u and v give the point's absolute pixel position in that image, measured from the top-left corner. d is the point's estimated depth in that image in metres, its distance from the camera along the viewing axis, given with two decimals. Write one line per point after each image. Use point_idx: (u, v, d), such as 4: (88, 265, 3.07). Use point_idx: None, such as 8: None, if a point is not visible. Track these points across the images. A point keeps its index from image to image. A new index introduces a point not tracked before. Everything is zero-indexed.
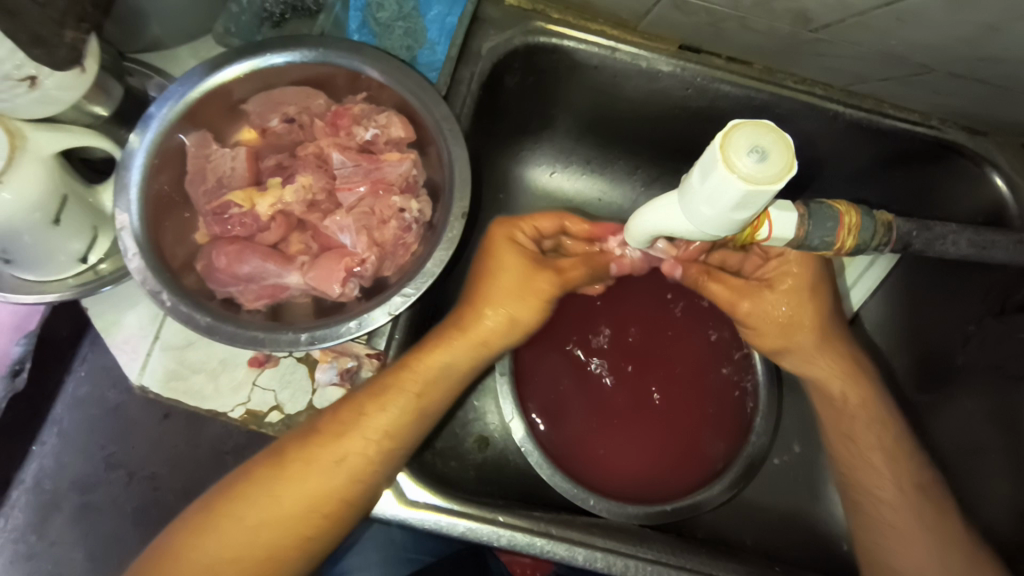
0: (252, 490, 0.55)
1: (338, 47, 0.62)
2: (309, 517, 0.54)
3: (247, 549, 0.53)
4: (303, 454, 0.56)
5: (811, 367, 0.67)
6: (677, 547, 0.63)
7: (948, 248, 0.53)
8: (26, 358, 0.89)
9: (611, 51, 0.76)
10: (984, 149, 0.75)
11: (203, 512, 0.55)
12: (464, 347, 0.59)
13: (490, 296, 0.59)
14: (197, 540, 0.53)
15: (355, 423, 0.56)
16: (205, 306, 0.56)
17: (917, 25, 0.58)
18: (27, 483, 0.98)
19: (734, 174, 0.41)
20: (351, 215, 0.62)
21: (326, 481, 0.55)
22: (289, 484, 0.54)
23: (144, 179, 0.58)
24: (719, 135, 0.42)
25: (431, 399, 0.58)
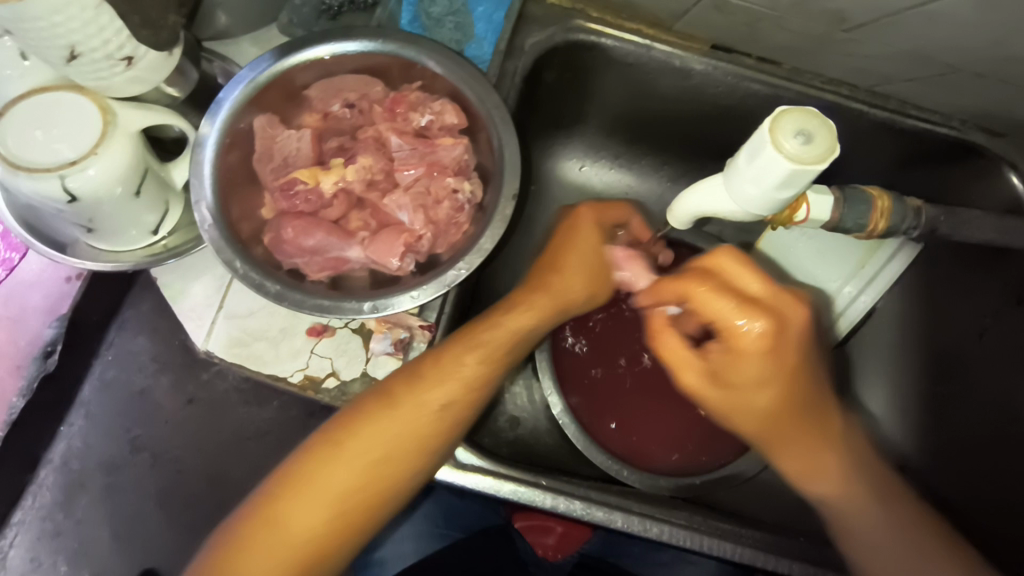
0: (361, 427, 0.58)
1: (398, 38, 0.66)
2: (410, 451, 0.58)
3: (373, 471, 0.58)
4: (400, 395, 0.59)
5: (813, 456, 0.58)
6: (705, 516, 0.68)
7: (973, 233, 0.56)
8: (57, 340, 0.94)
9: (647, 49, 0.80)
10: (1002, 149, 0.79)
11: (325, 441, 0.58)
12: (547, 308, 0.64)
13: (565, 265, 0.66)
14: (312, 471, 0.57)
15: (450, 369, 0.59)
16: (273, 275, 0.60)
17: (945, 25, 0.62)
18: (54, 462, 0.98)
19: (780, 155, 0.45)
20: (409, 195, 0.67)
21: (435, 414, 0.59)
22: (404, 414, 0.58)
23: (217, 157, 0.62)
24: (768, 119, 0.46)
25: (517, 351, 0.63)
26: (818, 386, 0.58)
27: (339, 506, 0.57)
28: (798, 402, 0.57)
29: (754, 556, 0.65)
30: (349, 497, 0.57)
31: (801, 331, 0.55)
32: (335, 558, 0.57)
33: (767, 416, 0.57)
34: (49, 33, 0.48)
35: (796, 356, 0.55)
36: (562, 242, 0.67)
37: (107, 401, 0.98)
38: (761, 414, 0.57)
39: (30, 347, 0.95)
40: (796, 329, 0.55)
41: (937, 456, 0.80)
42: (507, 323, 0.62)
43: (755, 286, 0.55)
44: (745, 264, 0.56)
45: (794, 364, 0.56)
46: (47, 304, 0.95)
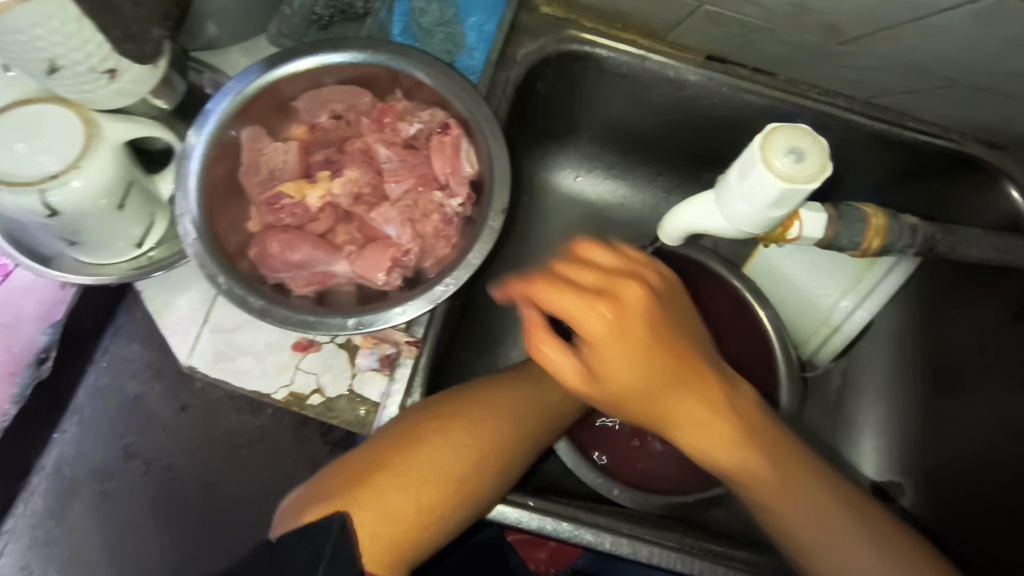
0: (474, 414, 0.54)
1: (387, 49, 0.66)
2: (520, 447, 0.55)
3: (502, 452, 0.54)
4: (502, 389, 0.57)
5: (680, 410, 0.55)
6: (697, 539, 0.66)
7: (970, 252, 0.55)
8: (51, 347, 0.90)
9: (641, 60, 0.79)
10: (1003, 164, 0.78)
11: (449, 413, 0.53)
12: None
13: None
14: (424, 448, 0.50)
15: (549, 388, 0.59)
16: (257, 290, 0.59)
17: (942, 38, 0.61)
18: (47, 469, 0.97)
19: (770, 173, 0.44)
20: (396, 208, 0.66)
21: (564, 393, 0.61)
22: (536, 392, 0.58)
23: (203, 169, 0.61)
24: (759, 136, 0.45)
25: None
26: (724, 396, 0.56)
27: (464, 486, 0.51)
28: (672, 375, 0.54)
29: None
30: (457, 482, 0.51)
31: (649, 307, 0.54)
32: (427, 539, 0.50)
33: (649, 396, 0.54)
34: (29, 46, 0.47)
35: (657, 335, 0.54)
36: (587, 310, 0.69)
37: (101, 408, 0.97)
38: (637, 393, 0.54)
39: (21, 354, 0.89)
40: (649, 310, 0.54)
41: (935, 473, 0.78)
42: None
43: (599, 281, 0.54)
44: (620, 287, 0.54)
45: (661, 320, 0.55)
46: (41, 310, 0.89)
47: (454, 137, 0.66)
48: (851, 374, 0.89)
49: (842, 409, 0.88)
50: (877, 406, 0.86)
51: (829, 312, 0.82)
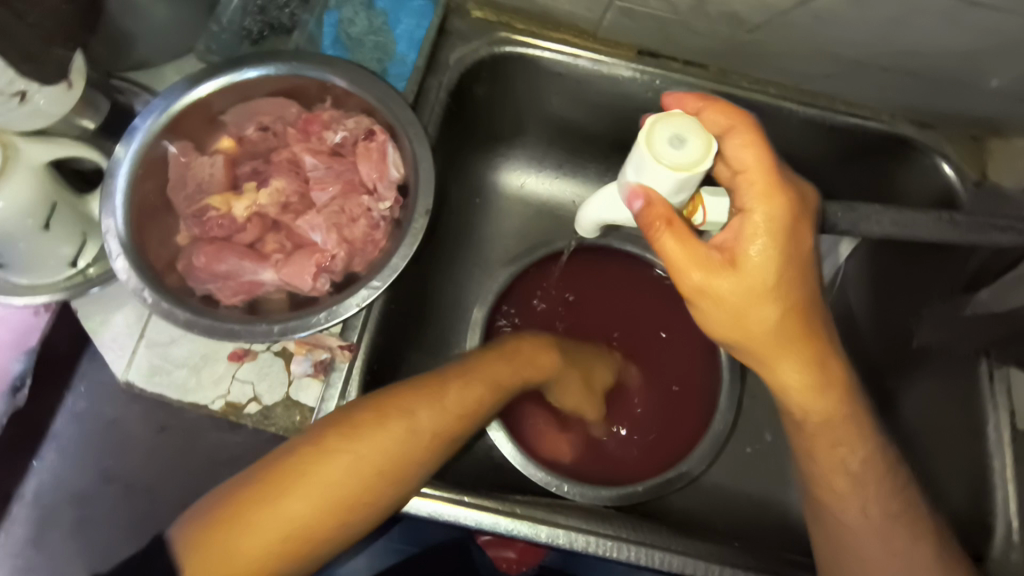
0: (356, 428, 0.54)
1: (309, 59, 0.67)
2: (406, 465, 0.55)
3: (384, 457, 0.54)
4: (400, 406, 0.56)
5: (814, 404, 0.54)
6: (637, 527, 0.67)
7: (873, 227, 0.56)
8: (26, 374, 0.84)
9: (573, 58, 0.79)
10: (933, 141, 0.80)
11: (330, 426, 0.55)
12: (546, 361, 0.69)
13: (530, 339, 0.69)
14: (299, 465, 0.52)
15: (446, 386, 0.58)
16: (185, 303, 0.60)
17: (831, 22, 0.65)
18: (27, 497, 0.97)
19: (661, 164, 0.46)
20: (322, 215, 0.67)
21: (465, 391, 0.59)
22: (427, 394, 0.57)
23: (128, 186, 0.62)
24: (642, 131, 0.46)
25: (520, 376, 0.65)
26: (833, 351, 0.53)
27: (338, 499, 0.52)
28: (798, 319, 0.51)
29: (684, 564, 0.64)
30: (330, 495, 0.52)
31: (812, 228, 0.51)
32: (307, 557, 0.51)
33: (748, 317, 0.49)
34: None
35: (798, 255, 0.50)
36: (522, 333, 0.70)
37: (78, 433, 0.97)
38: (737, 306, 0.49)
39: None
40: (802, 221, 0.50)
41: None
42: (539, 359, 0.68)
43: (750, 201, 0.50)
44: (778, 197, 0.49)
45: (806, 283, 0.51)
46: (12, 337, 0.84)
47: (380, 142, 0.67)
48: None
49: None
50: None
51: None
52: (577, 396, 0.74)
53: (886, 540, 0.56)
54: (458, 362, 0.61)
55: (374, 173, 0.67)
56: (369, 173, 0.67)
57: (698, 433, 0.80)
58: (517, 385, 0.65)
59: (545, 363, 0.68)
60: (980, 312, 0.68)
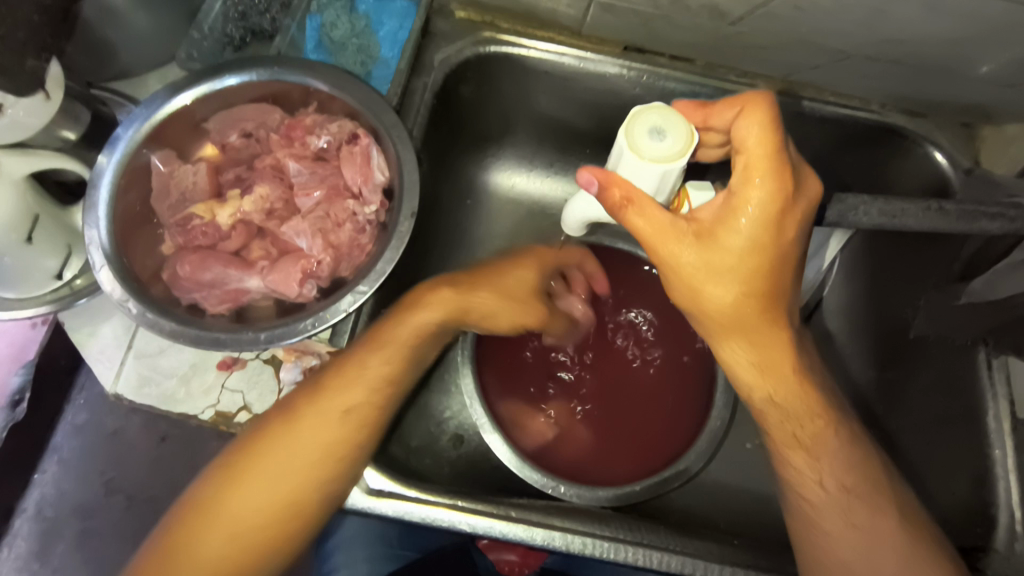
0: (259, 453, 0.57)
1: (290, 64, 0.66)
2: (320, 468, 0.57)
3: (290, 471, 0.57)
4: (308, 410, 0.58)
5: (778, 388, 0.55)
6: (635, 526, 0.66)
7: (861, 218, 0.56)
8: (25, 388, 0.87)
9: (559, 56, 0.79)
10: (924, 129, 0.79)
11: (237, 455, 0.58)
12: (452, 304, 0.62)
13: (478, 279, 0.64)
14: (215, 501, 0.56)
15: (357, 377, 0.59)
16: (171, 313, 0.59)
17: (814, 11, 0.64)
18: (29, 511, 0.97)
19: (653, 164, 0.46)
20: (307, 220, 0.66)
21: (365, 376, 0.59)
22: (324, 396, 0.59)
23: (111, 197, 0.61)
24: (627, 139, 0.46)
25: (455, 317, 0.62)
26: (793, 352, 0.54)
27: (255, 523, 0.56)
28: (764, 308, 0.51)
29: (682, 563, 0.64)
30: (247, 521, 0.55)
31: (806, 219, 0.48)
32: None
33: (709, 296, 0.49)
34: None
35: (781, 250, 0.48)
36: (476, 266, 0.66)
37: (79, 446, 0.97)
38: (704, 289, 0.49)
39: None
40: (792, 211, 0.47)
41: (887, 442, 0.79)
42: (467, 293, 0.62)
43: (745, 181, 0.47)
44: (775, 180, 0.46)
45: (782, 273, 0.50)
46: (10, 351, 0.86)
47: (364, 146, 0.66)
48: None
49: None
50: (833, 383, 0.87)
51: None
52: (514, 309, 0.64)
53: (852, 524, 0.57)
54: (359, 343, 0.61)
55: (359, 177, 0.66)
56: (354, 177, 0.66)
57: (693, 431, 0.79)
58: (420, 353, 0.62)
59: (459, 305, 0.62)
60: (975, 301, 0.68)
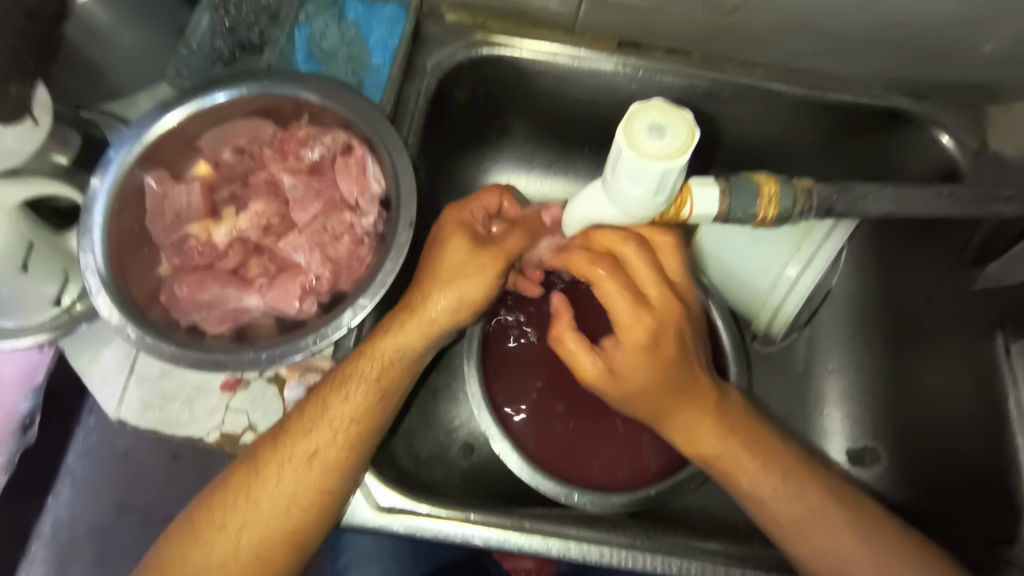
0: (226, 501, 0.56)
1: (281, 78, 0.65)
2: (292, 518, 0.56)
3: (260, 520, 0.56)
4: (279, 457, 0.57)
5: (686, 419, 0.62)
6: (651, 533, 0.65)
7: (870, 207, 0.53)
8: (36, 412, 0.83)
9: (552, 55, 0.77)
10: (930, 111, 0.77)
11: (208, 503, 0.57)
12: (414, 328, 0.59)
13: (441, 279, 0.59)
14: (184, 555, 0.55)
15: (328, 414, 0.58)
16: (170, 335, 0.59)
17: None
18: (44, 535, 0.96)
19: (657, 161, 0.43)
20: (304, 235, 0.65)
21: (338, 412, 0.57)
22: (298, 438, 0.57)
23: (106, 220, 0.61)
24: (623, 138, 0.43)
25: (428, 334, 0.60)
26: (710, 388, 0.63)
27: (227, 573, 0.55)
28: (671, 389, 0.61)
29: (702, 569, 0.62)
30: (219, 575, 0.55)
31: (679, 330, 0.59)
32: None
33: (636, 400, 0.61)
34: None
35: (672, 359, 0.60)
36: (437, 248, 0.60)
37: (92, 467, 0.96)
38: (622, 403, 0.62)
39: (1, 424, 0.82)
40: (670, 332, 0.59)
41: (903, 430, 0.78)
42: (432, 306, 0.59)
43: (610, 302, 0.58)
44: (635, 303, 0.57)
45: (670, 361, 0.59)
46: (19, 375, 0.82)
47: (358, 156, 0.65)
48: (815, 343, 0.88)
49: (809, 381, 0.88)
50: (846, 372, 0.85)
51: (775, 282, 0.79)
52: (469, 283, 0.58)
53: (832, 528, 0.59)
54: (327, 383, 0.59)
55: (354, 188, 0.65)
56: (350, 188, 0.65)
57: None
58: (390, 389, 0.59)
59: (423, 325, 0.59)
60: (989, 286, 0.70)
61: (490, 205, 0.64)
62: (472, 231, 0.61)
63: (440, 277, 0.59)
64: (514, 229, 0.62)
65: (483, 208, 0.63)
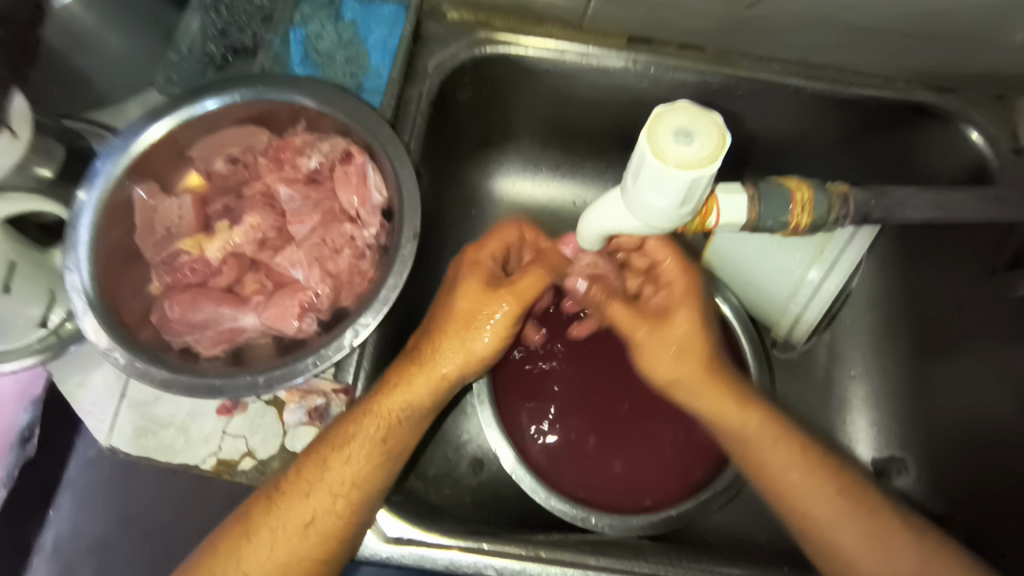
0: (214, 566, 0.54)
1: (275, 82, 0.62)
2: None
3: None
4: (273, 521, 0.55)
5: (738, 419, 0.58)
6: (675, 560, 0.61)
7: (910, 214, 0.50)
8: (35, 424, 0.83)
9: (560, 53, 0.73)
10: (958, 106, 0.73)
11: (197, 565, 0.56)
12: (422, 384, 0.56)
13: (451, 331, 0.56)
14: None
15: (327, 475, 0.55)
16: (161, 359, 0.55)
17: None
18: (45, 549, 0.91)
19: (685, 170, 0.39)
20: (302, 249, 0.62)
21: (339, 475, 0.55)
22: (294, 503, 0.55)
23: (93, 237, 0.57)
24: (645, 144, 0.40)
25: (440, 393, 0.57)
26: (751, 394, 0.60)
27: None
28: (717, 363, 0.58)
29: None
30: None
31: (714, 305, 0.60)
32: None
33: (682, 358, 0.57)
34: None
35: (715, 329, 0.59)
36: (452, 291, 0.57)
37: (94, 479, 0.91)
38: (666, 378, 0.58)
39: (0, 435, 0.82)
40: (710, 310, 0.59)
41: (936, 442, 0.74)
42: (441, 363, 0.56)
43: (668, 301, 0.58)
44: (696, 302, 0.57)
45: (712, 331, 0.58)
46: (17, 388, 0.81)
47: (359, 164, 0.62)
48: (837, 348, 0.83)
49: (832, 388, 0.82)
50: (874, 380, 0.81)
51: (798, 286, 0.75)
52: (486, 334, 0.55)
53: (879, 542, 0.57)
54: (328, 439, 0.57)
55: (356, 198, 0.61)
56: (349, 198, 0.62)
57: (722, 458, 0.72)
58: (394, 451, 0.57)
59: (432, 382, 0.56)
60: None
61: (508, 241, 0.60)
62: (487, 273, 0.57)
63: (456, 328, 0.56)
64: (531, 267, 0.57)
65: (504, 240, 0.60)
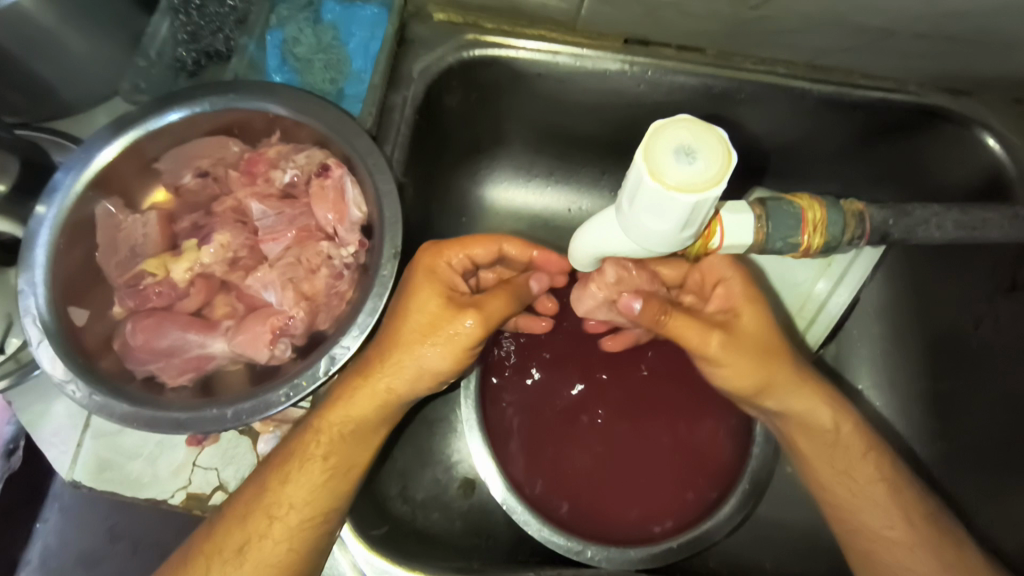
0: None
1: (247, 89, 0.57)
2: None
3: None
4: (208, 548, 0.52)
5: (796, 401, 0.56)
6: None
7: (933, 233, 0.48)
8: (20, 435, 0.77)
9: (553, 56, 0.69)
10: (972, 109, 0.69)
11: None
12: (365, 399, 0.53)
13: (399, 342, 0.52)
14: None
15: (265, 497, 0.52)
16: (122, 391, 0.51)
17: None
18: (32, 563, 0.80)
19: (686, 193, 0.35)
20: (275, 269, 0.58)
21: (278, 496, 0.52)
22: (232, 527, 0.52)
23: (51, 259, 0.53)
24: (642, 163, 0.36)
25: (389, 401, 0.53)
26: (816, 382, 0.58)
27: None
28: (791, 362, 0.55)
29: None
30: None
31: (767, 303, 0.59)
32: None
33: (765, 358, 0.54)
34: None
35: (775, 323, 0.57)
36: (404, 299, 0.53)
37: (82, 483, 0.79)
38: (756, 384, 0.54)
39: None
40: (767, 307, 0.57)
41: (951, 461, 0.71)
42: (385, 376, 0.52)
43: (732, 301, 0.55)
44: (758, 299, 0.55)
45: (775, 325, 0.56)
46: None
47: (336, 178, 0.58)
48: (843, 360, 0.78)
49: None
50: (885, 397, 0.76)
51: (805, 298, 0.71)
52: (433, 346, 0.51)
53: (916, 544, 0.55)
54: (272, 459, 0.54)
55: (331, 215, 0.57)
56: (326, 215, 0.58)
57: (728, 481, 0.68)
58: (341, 470, 0.53)
59: (377, 395, 0.53)
60: None
61: (473, 249, 0.56)
62: (447, 287, 0.53)
63: (404, 338, 0.52)
64: (497, 291, 0.55)
65: (467, 250, 0.55)
